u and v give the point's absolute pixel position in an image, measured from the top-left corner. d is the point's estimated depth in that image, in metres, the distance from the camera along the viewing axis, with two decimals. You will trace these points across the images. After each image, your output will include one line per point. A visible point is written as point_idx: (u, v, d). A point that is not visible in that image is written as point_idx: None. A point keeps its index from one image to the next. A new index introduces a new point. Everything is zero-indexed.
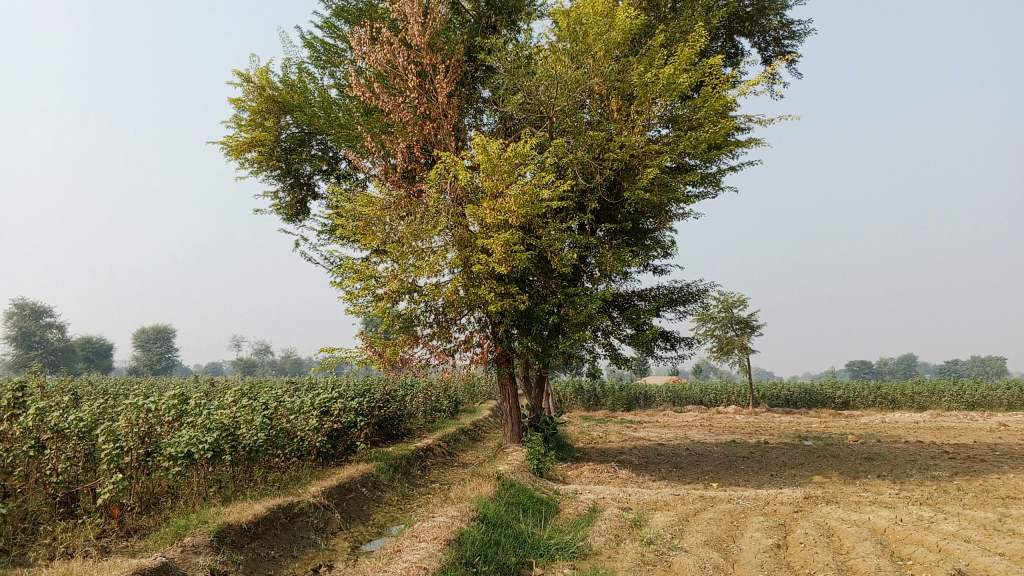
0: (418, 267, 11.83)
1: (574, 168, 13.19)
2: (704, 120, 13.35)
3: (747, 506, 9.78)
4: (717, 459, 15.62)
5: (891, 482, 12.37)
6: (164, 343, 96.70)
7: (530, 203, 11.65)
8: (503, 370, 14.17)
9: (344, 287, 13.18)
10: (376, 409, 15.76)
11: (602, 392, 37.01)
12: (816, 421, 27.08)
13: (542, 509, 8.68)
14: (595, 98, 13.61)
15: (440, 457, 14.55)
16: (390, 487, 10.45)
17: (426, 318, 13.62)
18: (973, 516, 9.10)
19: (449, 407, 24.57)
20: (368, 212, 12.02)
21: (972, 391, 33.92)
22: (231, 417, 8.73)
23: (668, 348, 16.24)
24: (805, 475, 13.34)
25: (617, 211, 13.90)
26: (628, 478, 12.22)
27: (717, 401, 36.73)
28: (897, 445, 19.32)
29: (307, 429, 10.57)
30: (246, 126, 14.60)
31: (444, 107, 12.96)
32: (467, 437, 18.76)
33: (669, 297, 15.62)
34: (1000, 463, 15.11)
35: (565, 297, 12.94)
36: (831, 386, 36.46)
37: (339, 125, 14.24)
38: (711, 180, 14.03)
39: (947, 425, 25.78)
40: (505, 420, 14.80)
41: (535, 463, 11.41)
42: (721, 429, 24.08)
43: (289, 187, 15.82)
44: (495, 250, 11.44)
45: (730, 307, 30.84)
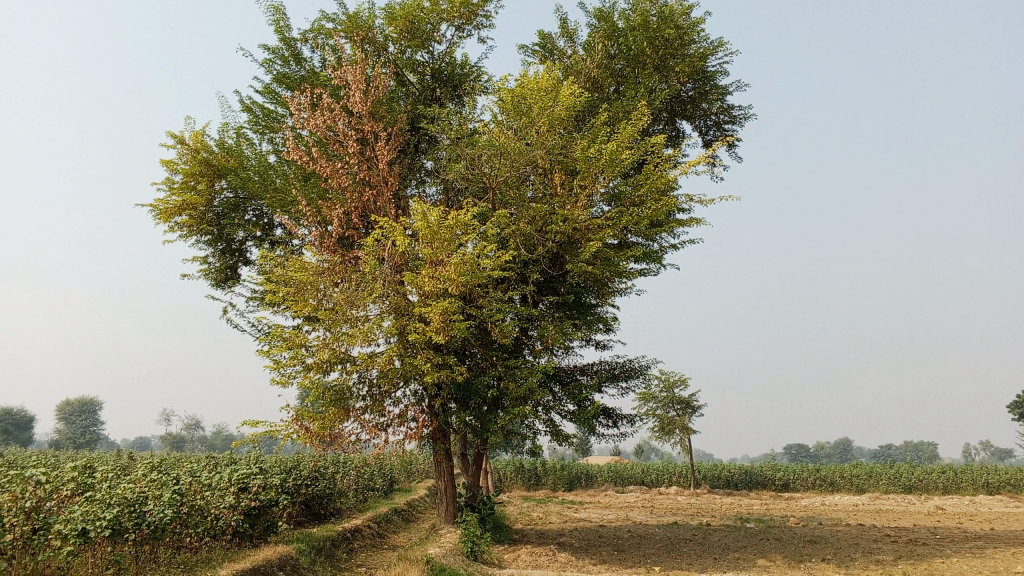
0: (351, 335, 11.32)
1: (517, 240, 12.92)
2: (647, 197, 13.25)
3: None
4: (658, 542, 15.12)
5: (836, 567, 12.02)
6: (90, 416, 92.84)
7: (471, 271, 11.30)
8: (439, 447, 13.57)
9: (272, 355, 12.56)
10: (302, 488, 14.94)
11: (543, 471, 36.25)
12: (757, 503, 26.82)
13: None
14: (539, 171, 13.41)
15: (369, 539, 13.75)
16: (311, 571, 9.71)
17: (359, 390, 13.04)
18: None
19: (383, 486, 23.66)
20: (301, 277, 11.53)
21: (908, 474, 34.21)
22: (138, 491, 8.00)
23: (610, 426, 15.84)
24: (749, 559, 12.92)
25: (561, 284, 13.62)
26: (566, 562, 11.64)
27: (658, 482, 36.27)
28: (837, 528, 19.06)
29: (223, 506, 9.85)
30: (178, 189, 14.11)
31: (385, 173, 12.69)
32: (400, 518, 17.92)
33: (611, 373, 15.31)
34: (942, 547, 14.94)
35: (504, 371, 12.51)
36: (771, 468, 36.33)
37: (278, 193, 13.68)
38: (654, 256, 13.90)
39: (886, 509, 25.79)
40: (440, 500, 14.14)
41: (469, 546, 10.81)
42: (663, 510, 23.60)
43: (220, 253, 15.27)
44: (433, 319, 11.01)
45: (671, 387, 30.68)
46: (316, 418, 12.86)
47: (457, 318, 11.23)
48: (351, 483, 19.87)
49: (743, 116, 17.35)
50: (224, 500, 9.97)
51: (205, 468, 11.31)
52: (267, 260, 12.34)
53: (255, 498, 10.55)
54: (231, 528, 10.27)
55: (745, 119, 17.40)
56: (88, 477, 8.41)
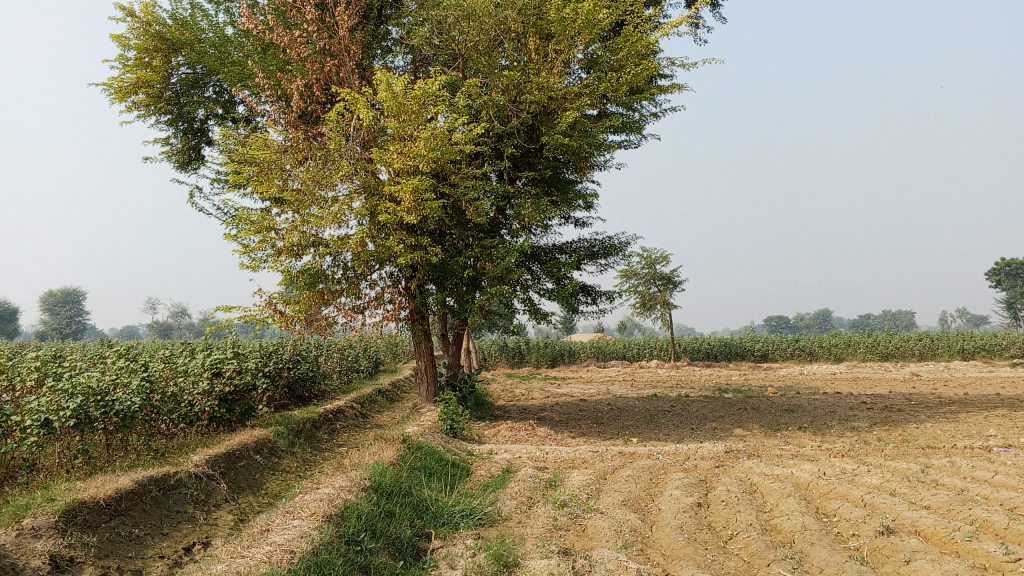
0: (320, 217, 11.00)
1: (490, 112, 12.39)
2: (626, 62, 12.67)
3: (668, 463, 9.36)
4: (638, 414, 15.28)
5: (812, 434, 12.18)
6: (74, 306, 92.86)
7: (442, 146, 10.89)
8: (418, 329, 13.43)
9: (241, 239, 12.26)
10: (282, 373, 14.92)
11: (527, 349, 36.67)
12: (737, 374, 27.27)
13: (451, 472, 8.07)
14: (512, 36, 12.72)
15: (352, 420, 13.79)
16: (289, 453, 9.70)
17: (333, 274, 12.80)
18: (896, 468, 8.87)
19: (368, 367, 23.82)
20: (264, 157, 11.10)
21: (886, 342, 34.81)
22: (102, 379, 7.84)
23: (590, 303, 15.75)
24: (727, 428, 13.07)
25: (537, 159, 13.09)
26: (546, 437, 11.71)
27: (640, 356, 36.81)
28: (816, 397, 19.35)
29: (197, 392, 9.73)
30: (132, 66, 13.50)
31: (346, 41, 11.92)
32: (384, 398, 18.04)
33: (590, 250, 15.09)
34: (917, 413, 15.17)
35: (480, 250, 12.23)
36: (751, 340, 36.83)
37: (235, 64, 13.21)
38: (633, 127, 13.44)
39: (863, 376, 26.30)
40: (420, 380, 14.09)
41: (449, 424, 10.80)
42: (643, 383, 23.93)
43: (181, 133, 14.69)
44: (404, 198, 10.65)
45: (653, 263, 30.65)
46: (290, 301, 12.66)
47: (429, 196, 10.87)
48: (335, 365, 19.91)
49: None
50: (198, 386, 9.86)
51: (179, 355, 11.15)
52: (229, 139, 11.83)
53: (229, 383, 10.43)
54: (208, 413, 10.21)
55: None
56: (51, 368, 8.25)
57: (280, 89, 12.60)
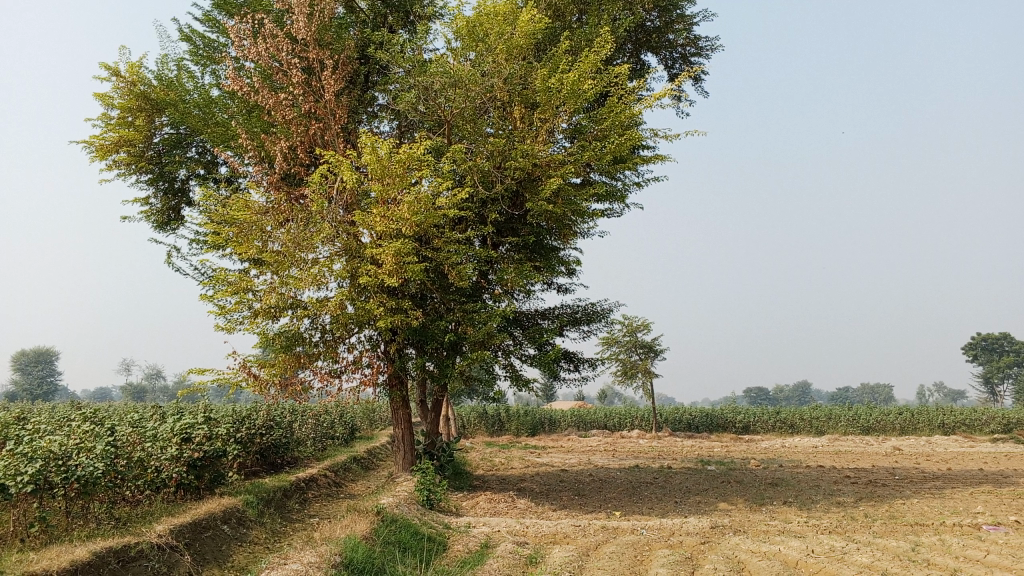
0: (299, 279, 10.82)
1: (474, 177, 12.37)
2: (610, 132, 12.75)
3: (652, 538, 9.06)
4: (619, 485, 14.95)
5: (798, 509, 11.92)
6: (46, 367, 91.26)
7: (425, 210, 10.82)
8: (396, 394, 13.14)
9: (217, 300, 12.02)
10: (255, 438, 14.50)
11: (507, 417, 36.18)
12: (718, 446, 26.99)
13: (428, 546, 7.74)
14: (498, 105, 12.84)
15: (325, 489, 13.36)
16: (258, 523, 9.30)
17: (311, 337, 12.55)
18: (886, 547, 8.62)
19: (344, 433, 23.32)
20: (244, 217, 10.96)
21: (866, 415, 34.71)
22: (64, 443, 7.50)
23: (572, 370, 15.55)
24: (711, 502, 12.78)
25: (521, 224, 13.06)
26: (526, 509, 11.37)
27: (620, 426, 36.43)
28: (799, 470, 19.09)
29: (164, 457, 9.37)
30: (115, 125, 13.41)
31: (332, 105, 11.95)
32: (359, 466, 17.58)
33: (573, 317, 14.97)
34: (902, 487, 14.96)
35: (462, 315, 12.05)
36: (732, 411, 36.58)
37: (220, 125, 13.12)
38: (618, 195, 13.46)
39: (845, 449, 26.10)
40: (397, 448, 13.72)
41: (425, 495, 10.45)
42: (624, 454, 23.58)
43: (162, 193, 14.54)
44: (385, 261, 10.50)
45: (634, 331, 30.54)
46: (265, 364, 12.36)
47: (411, 260, 10.73)
48: (310, 431, 19.44)
49: (710, 48, 16.82)
50: (166, 451, 9.50)
51: (148, 418, 10.78)
52: (209, 198, 11.70)
53: (199, 448, 10.07)
54: (175, 479, 9.82)
55: (711, 51, 16.88)
56: (12, 430, 7.91)
57: (263, 149, 12.54)
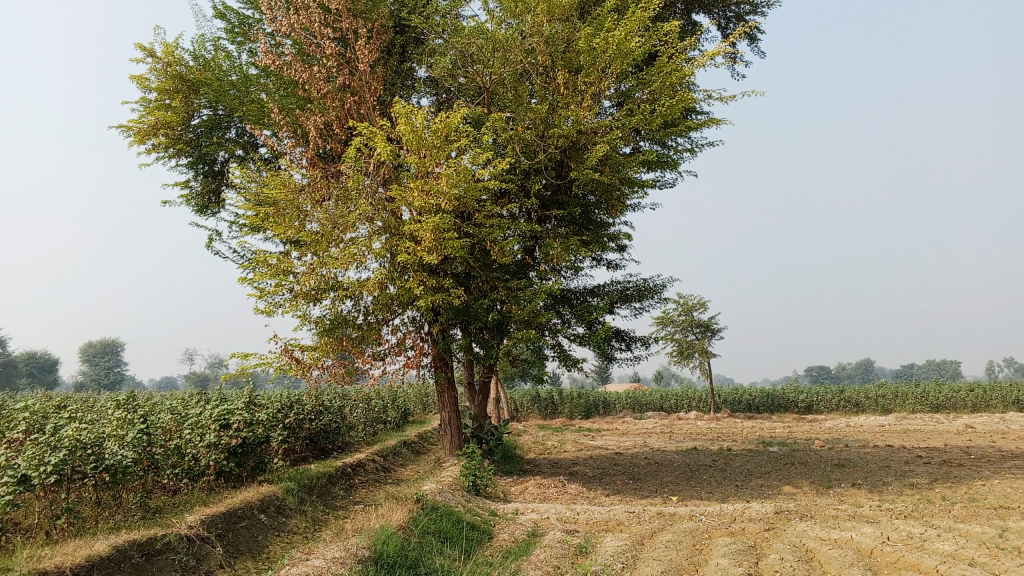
0: (336, 259, 10.45)
1: (516, 147, 11.84)
2: (660, 95, 12.10)
3: (711, 525, 8.48)
4: (677, 468, 14.34)
5: (869, 492, 11.19)
6: (113, 358, 93.73)
7: (464, 183, 10.35)
8: (442, 377, 12.74)
9: (256, 283, 11.76)
10: (303, 424, 14.28)
11: (561, 400, 35.69)
12: (780, 426, 26.10)
13: (470, 536, 7.28)
14: (540, 70, 12.36)
15: (372, 474, 13.04)
16: (298, 511, 8.96)
17: (353, 319, 12.21)
18: (969, 533, 7.89)
19: (396, 418, 23.11)
20: (279, 194, 10.61)
21: (936, 392, 33.36)
22: (92, 431, 7.23)
23: (624, 349, 14.97)
24: (774, 486, 12.11)
25: (566, 196, 12.50)
26: (577, 494, 10.86)
27: (678, 407, 35.68)
28: (866, 450, 18.18)
29: (201, 445, 9.09)
30: (153, 108, 13.29)
31: (366, 75, 11.56)
32: (410, 451, 17.29)
33: (624, 293, 14.41)
34: (980, 468, 14.05)
35: (507, 293, 11.57)
36: (794, 390, 35.51)
37: (255, 103, 13.02)
38: (669, 163, 12.82)
39: (914, 428, 25.02)
40: (444, 431, 13.30)
41: (471, 481, 9.99)
42: (682, 435, 22.90)
43: (202, 176, 14.42)
44: (424, 237, 10.08)
45: (690, 310, 29.73)
46: (307, 348, 12.05)
47: (450, 235, 10.28)
48: (361, 416, 19.21)
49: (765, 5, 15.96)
50: (204, 438, 9.23)
51: (187, 406, 10.53)
52: (245, 177, 11.40)
53: (238, 434, 9.78)
54: (215, 467, 9.55)
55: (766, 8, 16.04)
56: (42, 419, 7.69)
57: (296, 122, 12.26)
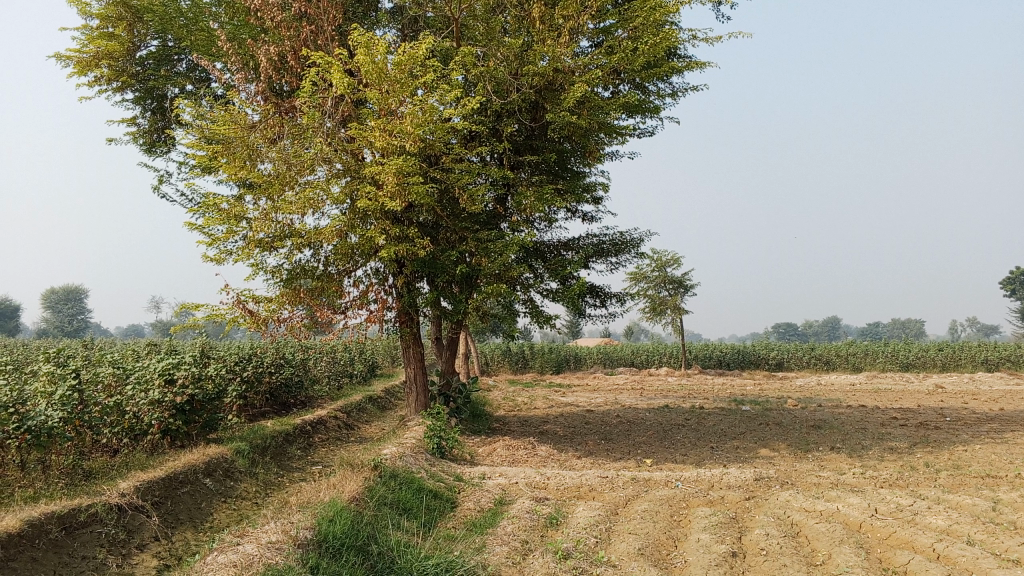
0: (293, 204, 9.70)
1: (487, 86, 11.10)
2: (642, 33, 11.38)
3: (689, 493, 7.99)
4: (649, 428, 13.91)
5: (848, 456, 10.80)
6: (77, 304, 92.12)
7: (431, 123, 9.62)
8: (406, 332, 12.10)
9: (206, 228, 10.99)
10: (262, 377, 13.63)
11: (530, 354, 35.24)
12: (751, 383, 25.92)
13: (431, 506, 6.71)
14: (515, 4, 11.59)
15: (334, 432, 12.43)
16: (249, 475, 8.33)
17: (312, 269, 11.52)
18: (959, 505, 7.47)
19: (362, 371, 22.52)
20: (230, 131, 9.80)
21: (906, 350, 33.43)
22: (13, 388, 6.52)
23: (598, 306, 14.43)
24: (750, 448, 11.70)
25: (540, 140, 11.78)
26: (548, 457, 10.33)
27: (648, 362, 35.47)
28: (839, 410, 17.94)
29: (143, 402, 8.40)
30: (94, 37, 12.56)
31: (325, 1, 10.74)
32: (375, 406, 16.71)
33: (599, 247, 13.84)
34: (957, 430, 13.79)
35: (476, 244, 10.92)
36: (765, 347, 35.39)
37: (205, 32, 12.26)
38: (649, 109, 12.18)
39: (885, 387, 24.97)
40: (409, 389, 12.68)
41: (435, 443, 9.41)
42: (653, 392, 22.59)
43: (149, 113, 13.66)
44: (387, 181, 9.36)
45: (663, 266, 29.24)
46: (262, 300, 11.36)
47: (416, 180, 9.57)
48: (324, 369, 18.60)
49: None
50: (147, 395, 8.52)
51: (131, 359, 9.80)
52: (195, 113, 10.60)
53: (185, 391, 9.08)
54: (160, 425, 8.87)
55: None
56: None
57: (247, 52, 11.58)
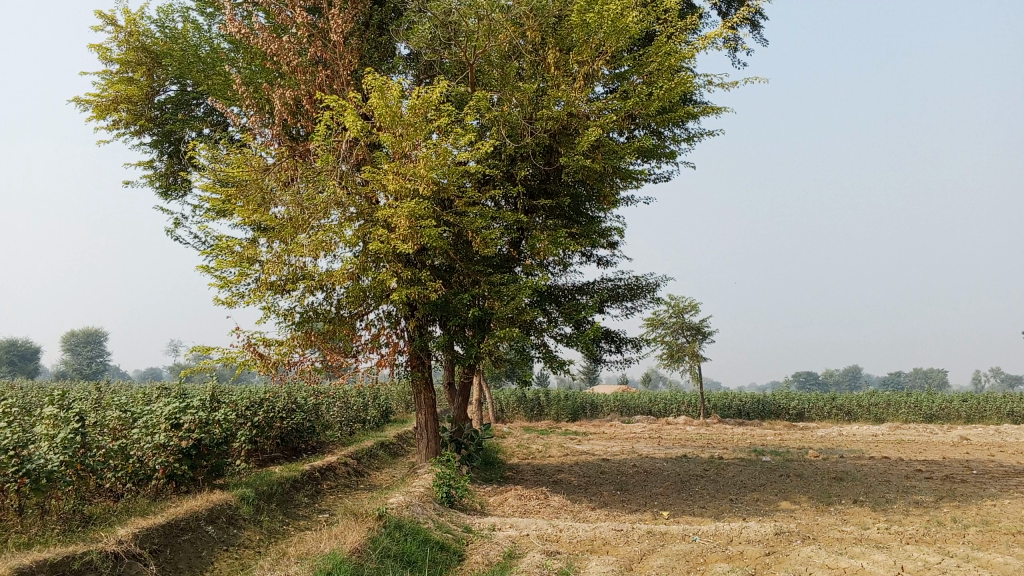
0: (305, 247, 9.64)
1: (501, 129, 11.06)
2: (657, 78, 11.38)
3: (707, 548, 7.70)
4: (665, 478, 13.57)
5: (872, 510, 10.44)
6: (96, 347, 92.66)
7: (444, 166, 9.58)
8: (418, 377, 11.93)
9: (218, 271, 10.95)
10: (273, 422, 13.48)
11: (546, 401, 34.85)
12: (771, 433, 25.42)
13: (437, 558, 6.48)
14: (530, 49, 11.65)
15: (344, 479, 12.21)
16: (253, 522, 8.13)
17: (324, 312, 11.43)
18: (991, 565, 7.13)
19: (375, 416, 22.29)
20: (243, 174, 9.78)
21: (929, 401, 32.78)
22: (14, 430, 6.40)
23: (613, 351, 14.23)
24: (770, 501, 11.35)
25: (554, 184, 11.73)
26: (561, 507, 10.05)
27: (666, 411, 35.00)
28: (862, 462, 17.49)
29: (148, 446, 8.25)
30: (114, 82, 12.80)
31: (341, 46, 10.83)
32: (387, 453, 16.47)
33: (614, 292, 13.69)
34: (985, 484, 13.35)
35: (489, 289, 10.79)
36: (785, 396, 34.85)
37: (223, 76, 12.43)
38: (665, 153, 12.12)
39: (909, 438, 24.42)
40: (419, 436, 12.45)
41: (445, 491, 9.18)
42: (671, 441, 22.19)
43: (165, 156, 13.80)
44: (399, 223, 9.29)
45: (681, 313, 29.00)
46: (273, 343, 11.22)
47: (428, 223, 9.49)
48: (337, 415, 18.42)
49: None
50: (152, 439, 8.37)
51: (139, 403, 9.67)
52: (209, 156, 10.63)
53: (191, 435, 8.92)
54: (165, 470, 8.71)
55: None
56: None
57: (262, 96, 11.72)
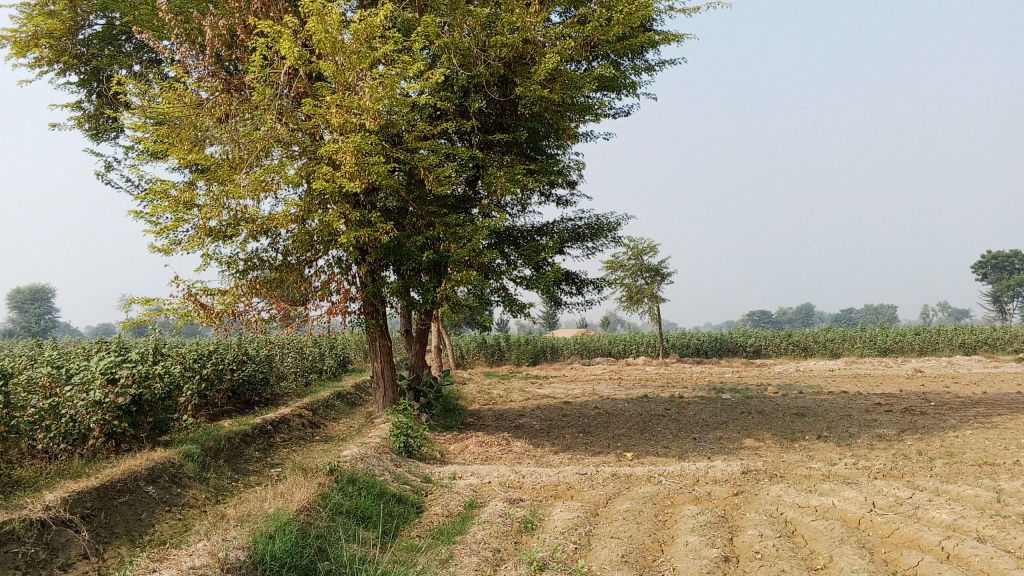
0: (245, 188, 9.02)
1: (452, 58, 10.44)
2: (617, 4, 10.87)
3: (674, 490, 7.45)
4: (628, 419, 13.38)
5: (837, 445, 10.33)
6: (44, 303, 90.33)
7: (391, 97, 8.99)
8: (373, 325, 11.46)
9: (154, 216, 10.28)
10: (222, 375, 12.94)
11: (506, 346, 34.67)
12: (731, 372, 25.50)
13: (394, 513, 6.12)
14: None
15: (298, 431, 11.78)
16: (199, 481, 7.70)
17: (269, 258, 10.84)
18: (961, 498, 6.98)
19: (332, 365, 21.83)
20: (174, 111, 9.10)
21: (884, 335, 33.20)
22: None
23: (574, 293, 13.90)
24: (734, 439, 11.19)
25: (510, 119, 11.22)
26: (523, 453, 9.76)
27: (626, 352, 35.09)
28: (821, 397, 17.53)
29: (82, 404, 7.72)
30: (34, 16, 11.99)
31: None
32: (344, 403, 16.07)
33: (574, 232, 13.30)
34: (944, 415, 13.38)
35: (443, 230, 10.32)
36: (743, 335, 35.06)
37: (150, 6, 11.62)
38: (625, 84, 11.69)
39: (865, 373, 24.70)
40: (376, 384, 12.05)
41: (402, 442, 8.81)
42: (631, 382, 22.11)
43: (94, 96, 13.03)
44: (345, 160, 8.73)
45: (640, 255, 28.80)
46: (216, 292, 10.67)
47: (376, 160, 8.94)
48: (292, 365, 17.93)
49: None
50: (86, 396, 7.84)
51: (72, 359, 9.08)
52: (137, 92, 9.90)
53: (130, 390, 8.39)
54: (102, 429, 8.19)
55: None
56: None
57: (193, 27, 10.97)
